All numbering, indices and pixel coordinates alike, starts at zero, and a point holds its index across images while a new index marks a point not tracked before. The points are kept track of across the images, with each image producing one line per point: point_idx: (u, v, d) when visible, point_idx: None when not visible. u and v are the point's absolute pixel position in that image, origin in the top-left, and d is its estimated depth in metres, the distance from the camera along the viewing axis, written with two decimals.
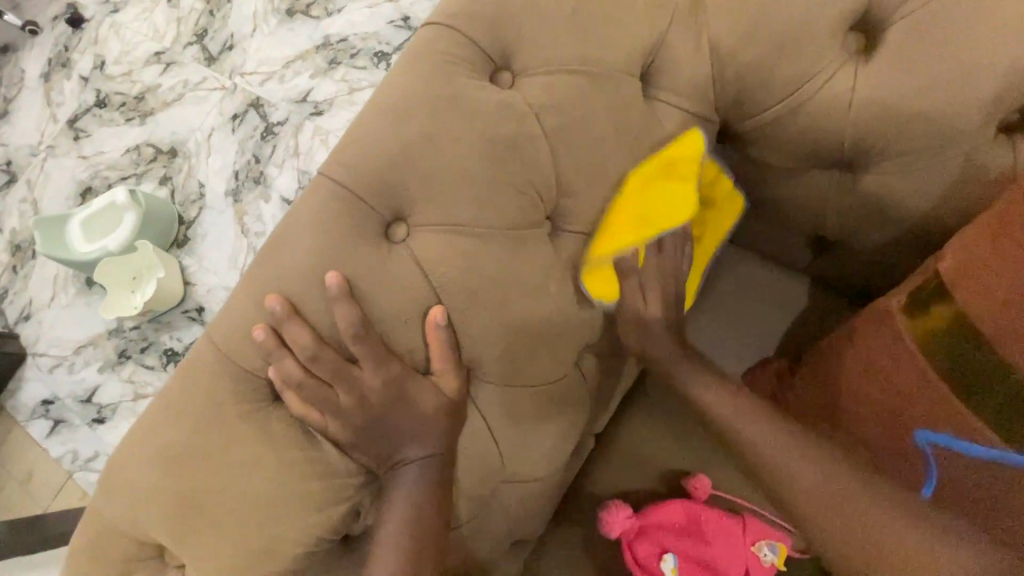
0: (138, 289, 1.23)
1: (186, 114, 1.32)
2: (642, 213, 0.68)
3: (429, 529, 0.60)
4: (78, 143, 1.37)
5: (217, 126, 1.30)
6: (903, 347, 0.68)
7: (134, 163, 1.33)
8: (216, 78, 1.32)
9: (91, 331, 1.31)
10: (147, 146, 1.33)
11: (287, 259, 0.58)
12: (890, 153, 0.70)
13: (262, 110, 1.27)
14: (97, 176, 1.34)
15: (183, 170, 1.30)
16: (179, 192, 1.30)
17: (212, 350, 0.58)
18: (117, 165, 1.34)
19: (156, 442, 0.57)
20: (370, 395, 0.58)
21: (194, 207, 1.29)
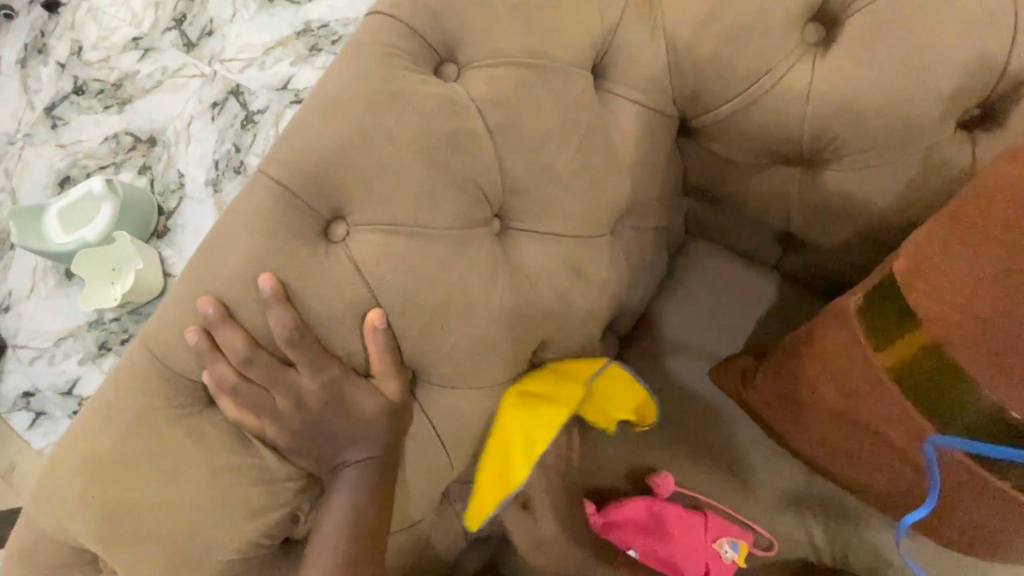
0: (118, 279, 1.16)
1: (163, 101, 1.26)
2: (530, 428, 0.68)
3: (369, 535, 0.59)
4: (57, 132, 1.32)
5: (196, 114, 1.24)
6: (859, 349, 0.66)
7: (115, 151, 1.28)
8: (195, 65, 1.26)
9: (69, 323, 1.24)
10: (126, 134, 1.28)
11: (214, 258, 0.55)
12: (850, 149, 0.69)
13: (242, 98, 1.22)
14: (75, 167, 1.29)
15: (163, 159, 1.25)
16: (159, 182, 1.24)
17: (142, 354, 0.56)
18: (96, 154, 1.29)
19: (86, 447, 0.55)
20: (308, 399, 0.57)
21: (174, 197, 1.23)
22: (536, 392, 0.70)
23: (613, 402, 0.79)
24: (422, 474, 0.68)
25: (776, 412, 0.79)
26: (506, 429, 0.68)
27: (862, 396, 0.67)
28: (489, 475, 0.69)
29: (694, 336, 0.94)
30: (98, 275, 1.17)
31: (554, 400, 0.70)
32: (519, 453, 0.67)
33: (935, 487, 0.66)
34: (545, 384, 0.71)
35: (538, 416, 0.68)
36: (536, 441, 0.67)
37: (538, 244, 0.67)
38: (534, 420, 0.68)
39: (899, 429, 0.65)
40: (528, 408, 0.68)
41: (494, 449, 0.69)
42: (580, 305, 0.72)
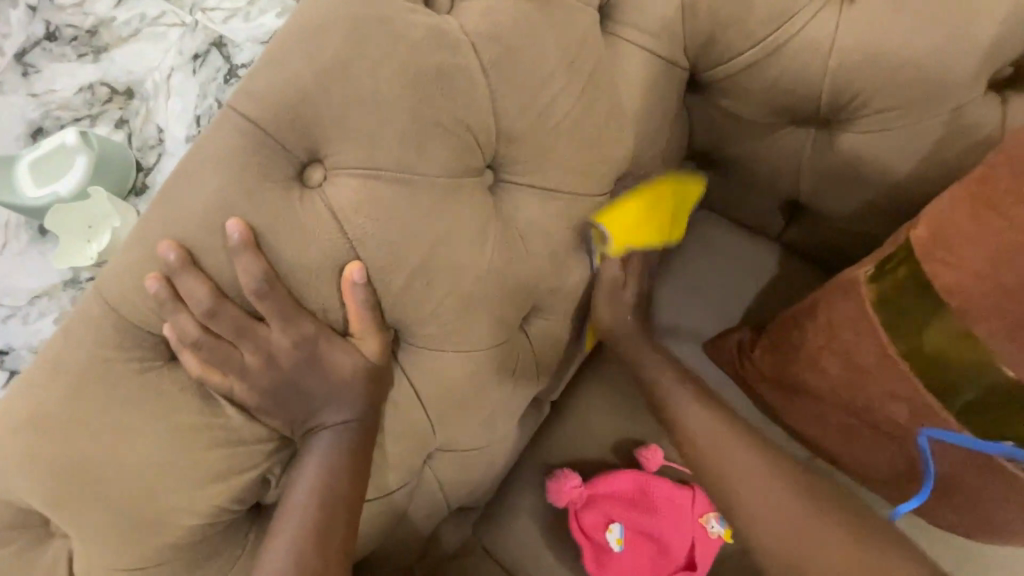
0: (97, 241, 0.89)
1: (141, 51, 0.99)
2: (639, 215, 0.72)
3: (342, 503, 0.56)
4: (30, 81, 0.98)
5: (175, 67, 0.98)
6: (866, 322, 0.63)
7: (88, 103, 0.97)
8: (174, 12, 1.00)
9: (46, 283, 0.92)
10: (102, 84, 0.98)
11: (170, 198, 0.49)
12: (871, 108, 0.64)
13: (225, 50, 0.98)
14: (49, 118, 0.97)
15: (141, 113, 0.97)
16: (136, 136, 0.97)
17: (92, 304, 0.50)
18: (71, 105, 0.97)
19: (29, 402, 0.49)
20: (280, 355, 0.53)
21: (153, 153, 0.97)
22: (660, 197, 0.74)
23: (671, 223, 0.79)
24: (403, 440, 0.64)
25: (777, 389, 0.76)
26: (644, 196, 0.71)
27: (866, 370, 0.64)
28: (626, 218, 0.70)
29: (688, 309, 0.91)
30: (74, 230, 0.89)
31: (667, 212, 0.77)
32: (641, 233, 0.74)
33: (929, 476, 0.65)
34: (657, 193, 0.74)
35: (652, 217, 0.74)
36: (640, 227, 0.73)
37: (533, 199, 0.62)
38: (629, 224, 0.71)
39: (903, 405, 0.62)
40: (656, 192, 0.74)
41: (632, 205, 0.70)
42: (574, 268, 0.68)
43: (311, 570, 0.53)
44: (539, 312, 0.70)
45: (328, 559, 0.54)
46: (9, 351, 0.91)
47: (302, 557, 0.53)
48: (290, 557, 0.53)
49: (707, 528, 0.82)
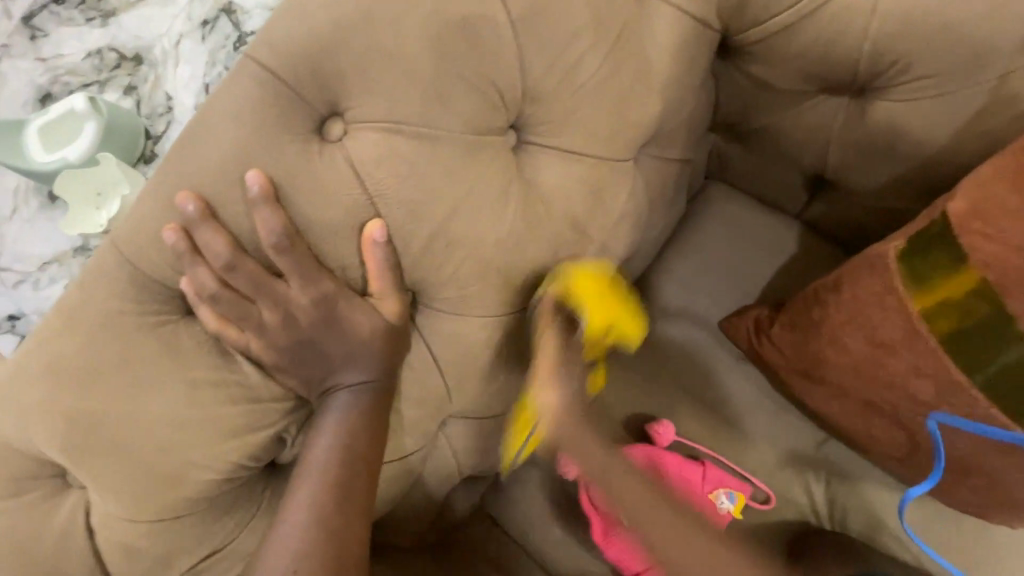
0: (106, 208, 0.80)
1: (150, 14, 0.88)
2: (605, 299, 0.66)
3: (360, 463, 0.55)
4: (37, 46, 0.86)
5: (185, 33, 0.87)
6: (895, 297, 0.62)
7: (97, 69, 0.87)
8: None
9: (57, 250, 0.84)
10: (111, 49, 0.87)
11: (186, 147, 0.47)
12: (910, 76, 0.61)
13: (236, 16, 0.87)
14: (58, 84, 0.86)
15: (150, 82, 0.87)
16: (146, 103, 0.86)
17: (106, 255, 0.48)
18: (80, 70, 0.87)
19: (46, 353, 0.49)
20: (299, 313, 0.52)
21: (164, 121, 0.86)
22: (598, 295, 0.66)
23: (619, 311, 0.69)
24: (418, 405, 0.63)
25: (794, 368, 0.74)
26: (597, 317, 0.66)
27: (891, 347, 0.63)
28: (599, 314, 0.66)
29: (706, 285, 0.89)
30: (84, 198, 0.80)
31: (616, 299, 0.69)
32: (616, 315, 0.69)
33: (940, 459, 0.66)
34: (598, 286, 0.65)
35: (607, 299, 0.67)
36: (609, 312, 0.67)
37: (556, 162, 0.60)
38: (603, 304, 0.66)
39: (928, 382, 0.62)
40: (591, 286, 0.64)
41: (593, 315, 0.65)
42: (595, 236, 0.67)
43: (331, 527, 0.52)
44: None
45: (348, 517, 0.53)
46: (21, 315, 0.85)
47: (323, 514, 0.52)
48: (311, 514, 0.52)
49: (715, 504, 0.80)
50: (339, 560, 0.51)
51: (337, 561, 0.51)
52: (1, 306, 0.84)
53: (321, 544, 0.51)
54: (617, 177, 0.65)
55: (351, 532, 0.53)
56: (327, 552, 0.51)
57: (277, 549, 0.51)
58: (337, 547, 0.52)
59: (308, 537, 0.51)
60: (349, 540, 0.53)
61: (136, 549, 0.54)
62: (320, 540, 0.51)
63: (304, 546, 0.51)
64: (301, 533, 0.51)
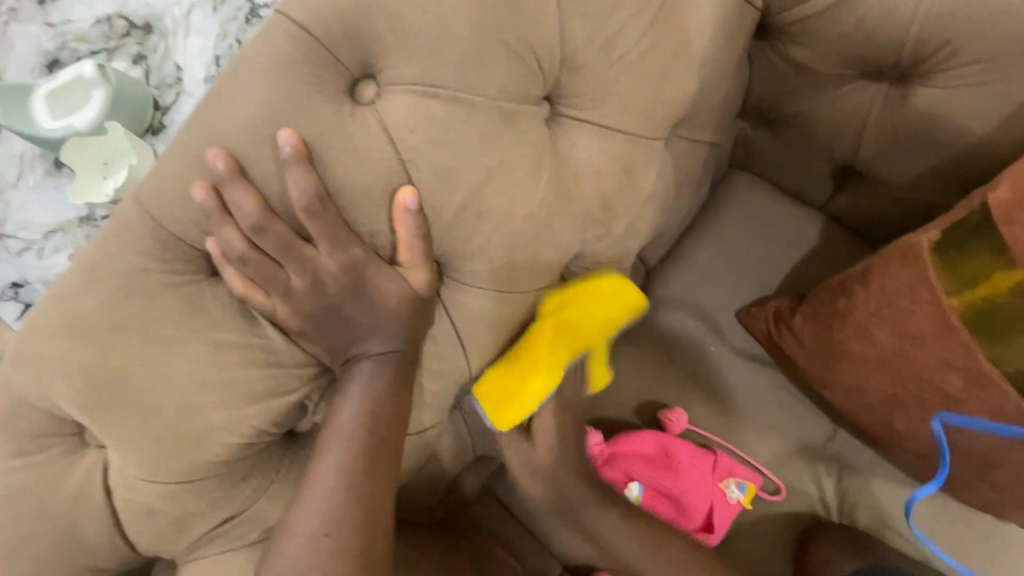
0: (113, 177, 0.73)
1: None
2: (534, 357, 0.62)
3: (385, 432, 0.55)
4: (45, 10, 0.79)
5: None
6: (927, 288, 0.61)
7: (106, 36, 0.78)
8: None
9: (61, 218, 0.78)
10: (121, 14, 0.79)
11: (217, 101, 0.46)
12: (954, 62, 0.60)
13: None
14: (66, 51, 0.78)
15: (161, 52, 0.78)
16: (157, 75, 0.78)
17: (131, 210, 0.47)
18: (88, 38, 0.78)
19: (68, 309, 0.48)
20: (327, 279, 0.51)
21: (175, 93, 0.78)
22: (569, 312, 0.65)
23: (603, 308, 0.67)
24: (439, 379, 0.63)
25: (815, 360, 0.73)
26: (536, 333, 0.63)
27: (921, 339, 0.63)
28: (517, 368, 0.63)
29: (727, 274, 0.88)
30: (89, 166, 0.73)
31: (575, 312, 0.65)
32: (562, 346, 0.64)
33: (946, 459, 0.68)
34: (589, 295, 0.66)
35: (535, 355, 0.63)
36: (559, 348, 0.63)
37: (589, 136, 0.59)
38: (530, 373, 0.63)
39: (958, 374, 0.61)
40: (564, 316, 0.64)
41: (525, 349, 0.64)
42: (622, 216, 0.65)
43: (359, 495, 0.52)
44: (582, 260, 0.67)
45: (375, 484, 0.53)
46: (24, 283, 0.78)
47: (350, 481, 0.52)
48: (338, 481, 0.52)
49: (726, 493, 0.80)
50: (368, 527, 0.52)
51: (366, 527, 0.52)
52: (4, 272, 0.78)
53: (351, 510, 0.52)
54: (648, 155, 0.64)
55: (377, 501, 0.53)
56: (356, 519, 0.52)
57: (304, 515, 0.51)
58: (366, 513, 0.52)
59: (337, 502, 0.51)
60: (377, 508, 0.53)
61: (153, 511, 0.54)
62: (347, 507, 0.51)
63: (332, 512, 0.51)
64: (329, 499, 0.51)
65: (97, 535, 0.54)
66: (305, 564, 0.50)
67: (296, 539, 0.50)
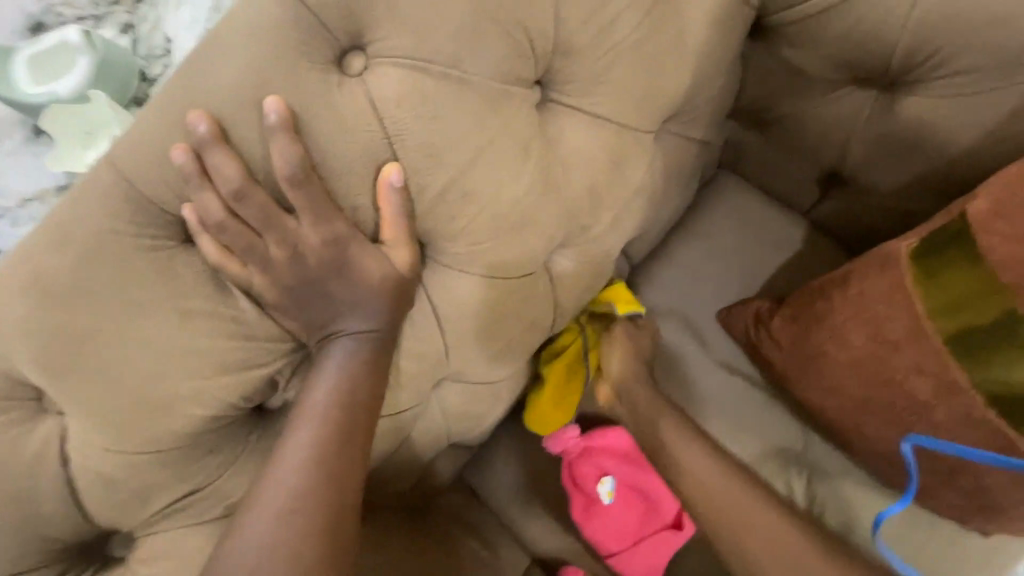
0: (95, 147, 0.70)
1: None
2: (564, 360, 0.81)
3: (362, 410, 0.54)
4: None
5: None
6: (903, 294, 0.62)
7: (95, 3, 0.75)
8: None
9: (39, 186, 0.73)
10: None
11: (199, 61, 0.44)
12: (943, 72, 0.62)
13: None
14: (51, 15, 0.74)
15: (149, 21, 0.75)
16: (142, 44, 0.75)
17: (101, 169, 0.45)
18: (78, 3, 0.75)
19: (29, 268, 0.46)
20: (307, 253, 0.50)
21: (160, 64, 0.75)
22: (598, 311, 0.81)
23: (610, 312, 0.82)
24: (417, 362, 0.62)
25: (791, 362, 0.74)
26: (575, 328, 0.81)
27: (894, 344, 0.64)
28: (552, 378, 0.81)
29: (711, 274, 0.88)
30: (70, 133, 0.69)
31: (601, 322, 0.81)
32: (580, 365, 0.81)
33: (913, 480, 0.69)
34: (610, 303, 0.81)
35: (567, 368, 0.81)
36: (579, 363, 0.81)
37: (580, 124, 0.59)
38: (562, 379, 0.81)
39: (928, 382, 0.62)
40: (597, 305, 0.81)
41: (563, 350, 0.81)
42: (609, 208, 0.65)
43: (331, 473, 0.51)
44: (567, 249, 0.66)
45: (349, 462, 0.52)
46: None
47: (323, 457, 0.51)
48: (309, 456, 0.51)
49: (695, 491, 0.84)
50: (338, 505, 0.51)
51: (338, 504, 0.51)
52: None
53: (320, 487, 0.50)
54: (638, 148, 0.64)
55: (350, 480, 0.52)
56: (325, 496, 0.50)
57: (272, 490, 0.50)
58: (337, 491, 0.51)
59: (307, 479, 0.50)
60: (349, 488, 0.52)
61: (113, 480, 0.52)
62: (316, 484, 0.50)
63: (302, 488, 0.50)
64: (302, 473, 0.50)
65: (53, 505, 0.52)
66: (272, 540, 0.48)
67: (263, 515, 0.49)
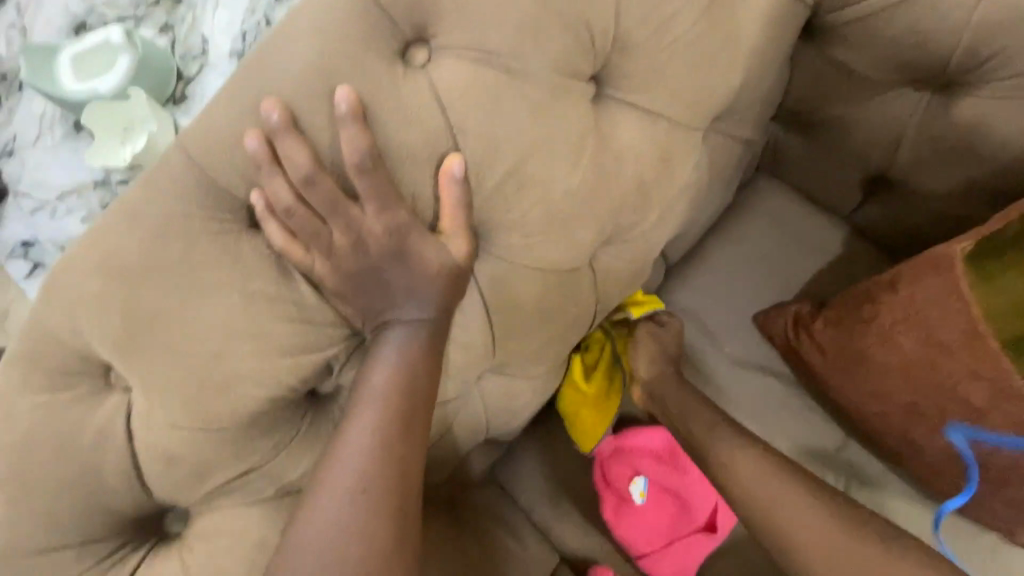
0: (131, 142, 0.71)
1: None
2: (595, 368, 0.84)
3: (418, 396, 0.54)
4: None
5: None
6: (958, 299, 0.61)
7: (135, 4, 0.77)
8: None
9: (77, 179, 0.75)
10: None
11: (273, 51, 0.45)
12: (1004, 74, 0.61)
13: None
14: (95, 15, 0.77)
15: (185, 21, 0.76)
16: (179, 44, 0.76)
17: (175, 156, 0.47)
18: (117, 4, 0.77)
19: (107, 248, 0.47)
20: (369, 240, 0.50)
21: (193, 64, 0.75)
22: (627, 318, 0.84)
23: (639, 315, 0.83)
24: (465, 353, 0.62)
25: (834, 366, 0.73)
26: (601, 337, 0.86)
27: (947, 349, 0.63)
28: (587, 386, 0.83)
29: (751, 277, 0.87)
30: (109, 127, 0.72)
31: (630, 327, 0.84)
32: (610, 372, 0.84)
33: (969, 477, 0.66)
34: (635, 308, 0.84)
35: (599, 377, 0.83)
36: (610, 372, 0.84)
37: (633, 120, 0.59)
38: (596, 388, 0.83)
39: (984, 387, 0.61)
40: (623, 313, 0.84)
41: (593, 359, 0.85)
42: (655, 205, 0.65)
43: (391, 454, 0.52)
44: (613, 246, 0.67)
45: (408, 445, 0.53)
46: (38, 243, 0.76)
47: (384, 440, 0.52)
48: (373, 437, 0.52)
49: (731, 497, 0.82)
50: (400, 485, 0.52)
51: (399, 486, 0.52)
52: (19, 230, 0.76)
53: (384, 467, 0.51)
54: (688, 146, 0.64)
55: (410, 462, 0.53)
56: (390, 476, 0.51)
57: (337, 469, 0.51)
58: (399, 472, 0.52)
59: (373, 458, 0.51)
60: (410, 469, 0.53)
61: (173, 457, 0.54)
62: (380, 464, 0.51)
63: (369, 466, 0.51)
64: (365, 454, 0.51)
65: (115, 481, 0.54)
66: (343, 516, 0.50)
67: (332, 492, 0.50)
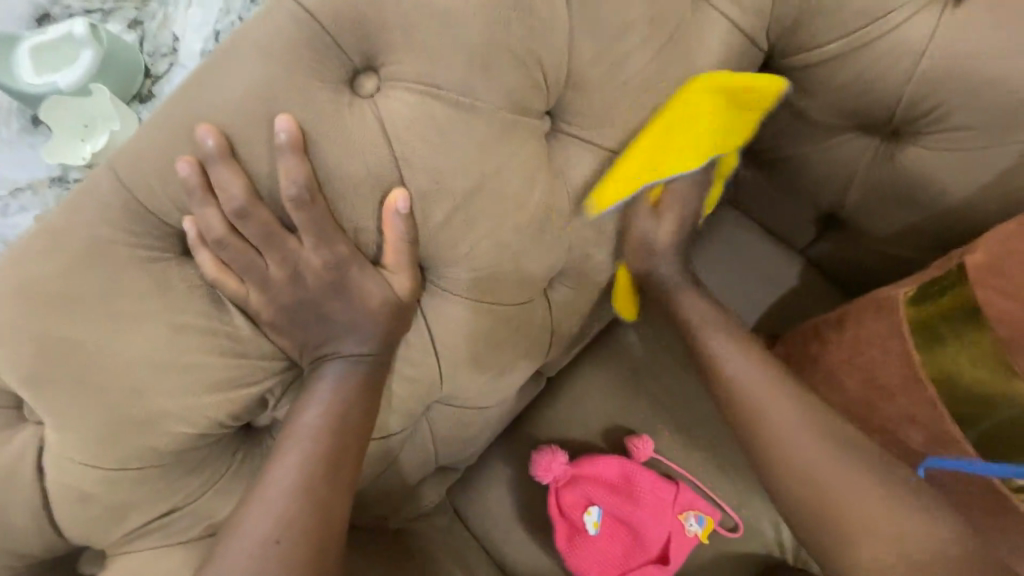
0: (92, 140, 0.68)
1: None
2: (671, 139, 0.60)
3: (352, 435, 0.53)
4: None
5: None
6: (900, 343, 0.63)
7: None
8: None
9: (32, 175, 0.70)
10: None
11: (210, 74, 0.43)
12: (946, 125, 0.63)
13: None
14: (58, 4, 0.72)
15: (159, 16, 0.73)
16: (150, 39, 0.73)
17: (99, 175, 0.44)
18: None
19: (18, 274, 0.44)
20: (307, 272, 0.49)
21: (166, 63, 0.72)
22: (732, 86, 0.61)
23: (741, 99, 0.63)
24: (409, 385, 0.61)
25: None
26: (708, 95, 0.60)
27: (888, 391, 0.64)
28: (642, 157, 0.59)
29: None
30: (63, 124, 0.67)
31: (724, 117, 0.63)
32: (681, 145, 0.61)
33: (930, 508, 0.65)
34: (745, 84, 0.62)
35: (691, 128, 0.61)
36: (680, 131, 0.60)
37: (586, 156, 0.59)
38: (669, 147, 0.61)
39: (920, 430, 0.63)
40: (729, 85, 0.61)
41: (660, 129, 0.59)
42: (610, 238, 0.65)
43: (319, 497, 0.50)
44: (567, 276, 0.66)
45: (336, 487, 0.51)
46: None
47: (311, 481, 0.50)
48: (298, 480, 0.50)
49: (684, 526, 0.81)
50: (323, 531, 0.50)
51: (324, 533, 0.50)
52: None
53: (309, 511, 0.49)
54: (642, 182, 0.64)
55: (338, 506, 0.51)
56: (315, 522, 0.49)
57: (256, 514, 0.48)
58: (324, 518, 0.50)
59: (296, 500, 0.49)
60: (335, 513, 0.50)
61: (88, 496, 0.50)
62: (306, 505, 0.49)
63: (290, 511, 0.49)
64: (289, 499, 0.49)
65: (24, 517, 0.51)
66: (255, 566, 0.46)
67: (246, 542, 0.47)
